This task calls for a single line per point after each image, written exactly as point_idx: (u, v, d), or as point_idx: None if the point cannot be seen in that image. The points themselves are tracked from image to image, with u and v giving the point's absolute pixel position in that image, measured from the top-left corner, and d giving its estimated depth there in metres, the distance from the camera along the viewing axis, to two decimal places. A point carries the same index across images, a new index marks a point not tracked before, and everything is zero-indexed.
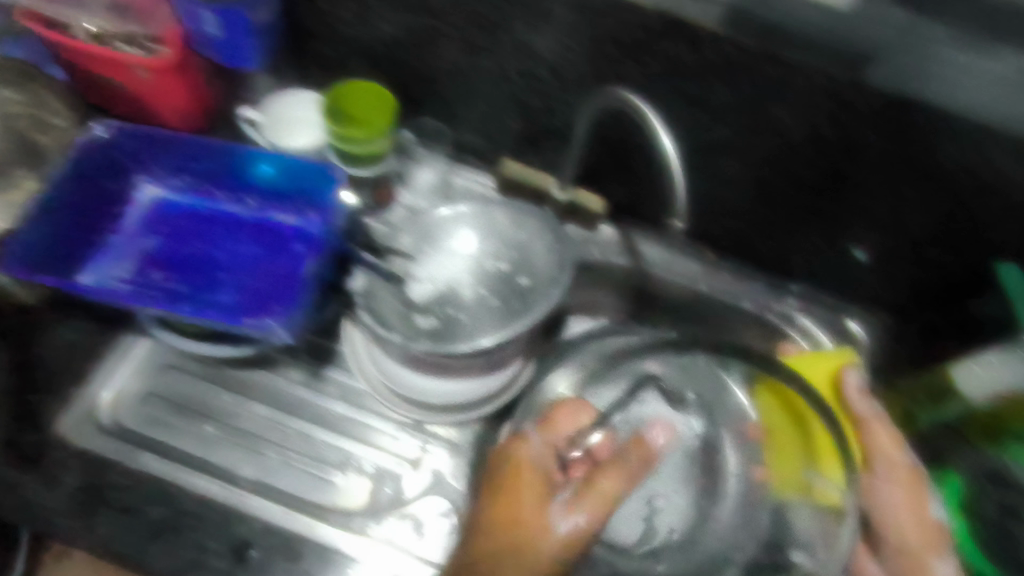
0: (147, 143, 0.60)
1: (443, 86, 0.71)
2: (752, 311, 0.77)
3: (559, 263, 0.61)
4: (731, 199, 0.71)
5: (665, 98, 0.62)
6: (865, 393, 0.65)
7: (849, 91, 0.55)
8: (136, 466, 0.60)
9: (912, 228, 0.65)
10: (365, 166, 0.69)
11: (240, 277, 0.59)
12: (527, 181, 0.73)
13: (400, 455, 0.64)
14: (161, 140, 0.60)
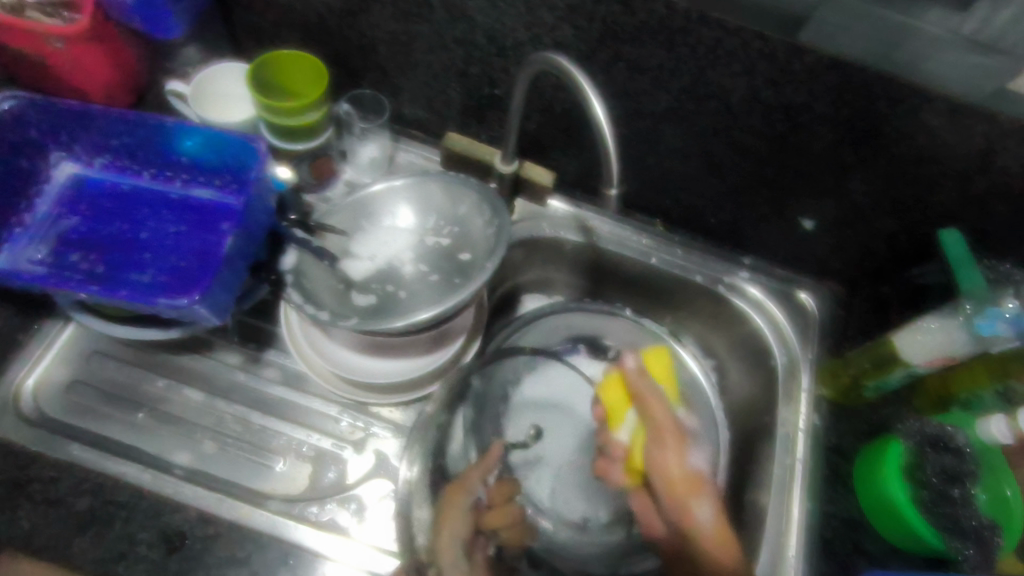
0: (59, 117, 0.56)
1: (379, 55, 0.68)
2: (704, 284, 0.76)
3: (497, 234, 0.59)
4: (677, 168, 0.70)
5: (605, 64, 0.60)
6: (639, 371, 0.62)
7: (784, 53, 0.53)
8: (65, 455, 0.57)
9: (854, 192, 0.65)
10: (299, 142, 0.67)
11: (162, 258, 0.56)
12: (470, 153, 0.71)
13: (340, 437, 0.62)
14: (71, 112, 0.56)
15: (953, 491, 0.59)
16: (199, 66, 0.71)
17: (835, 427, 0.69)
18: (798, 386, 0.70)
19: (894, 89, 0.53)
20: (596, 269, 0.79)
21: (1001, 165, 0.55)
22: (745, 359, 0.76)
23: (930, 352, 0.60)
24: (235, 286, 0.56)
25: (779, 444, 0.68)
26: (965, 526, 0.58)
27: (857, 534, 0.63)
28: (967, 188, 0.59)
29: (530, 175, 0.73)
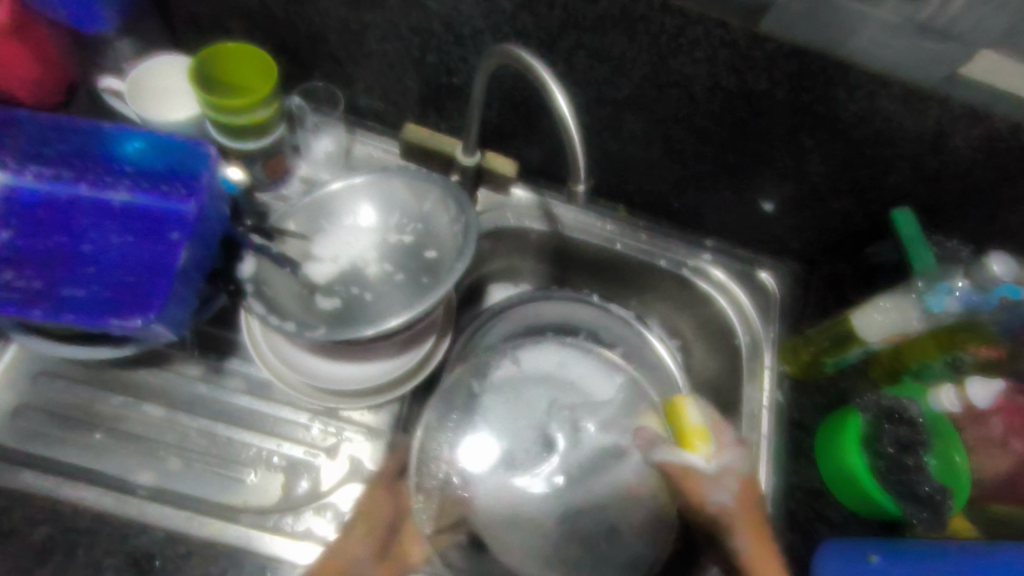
0: None
1: (328, 42, 0.65)
2: (667, 269, 0.77)
3: (463, 232, 0.58)
4: (639, 155, 0.70)
5: (565, 53, 0.59)
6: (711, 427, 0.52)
7: (745, 40, 0.54)
8: (20, 485, 0.54)
9: (812, 174, 0.66)
10: (248, 140, 0.63)
11: (106, 271, 0.53)
12: (429, 145, 0.69)
13: (311, 445, 0.61)
14: None
15: (908, 460, 0.62)
16: (133, 60, 0.66)
17: (800, 402, 0.71)
18: (762, 363, 0.72)
19: (852, 76, 0.54)
20: (562, 257, 0.79)
21: (951, 146, 0.57)
22: (709, 339, 0.77)
23: (886, 329, 0.62)
24: (189, 298, 0.54)
25: (746, 423, 0.70)
26: (920, 492, 0.60)
27: (821, 504, 0.66)
28: (919, 167, 0.61)
29: (490, 164, 0.71)
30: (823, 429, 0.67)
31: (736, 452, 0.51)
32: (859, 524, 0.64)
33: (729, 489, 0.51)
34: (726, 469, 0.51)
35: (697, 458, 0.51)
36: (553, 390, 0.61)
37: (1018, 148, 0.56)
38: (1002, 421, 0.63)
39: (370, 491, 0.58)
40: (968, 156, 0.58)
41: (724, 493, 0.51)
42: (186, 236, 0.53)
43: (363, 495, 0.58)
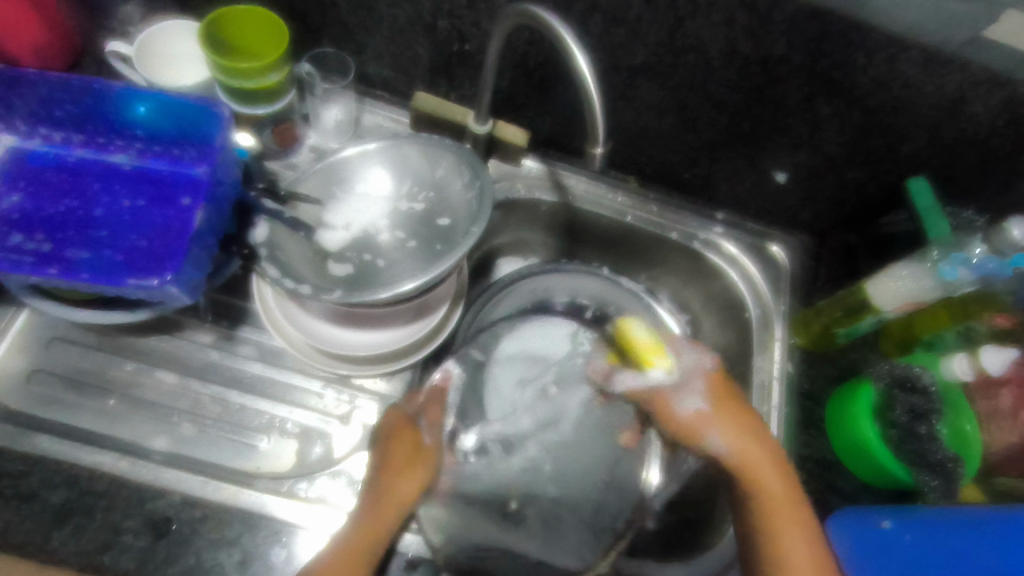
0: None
1: (338, 7, 0.64)
2: (679, 242, 0.77)
3: (475, 199, 0.58)
4: (653, 125, 0.69)
5: (581, 18, 0.58)
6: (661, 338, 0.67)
7: (763, 2, 0.53)
8: (35, 449, 0.53)
9: (826, 143, 0.65)
10: (260, 105, 0.62)
11: (116, 233, 0.52)
12: (440, 114, 0.68)
13: (325, 412, 0.61)
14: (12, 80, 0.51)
15: (920, 427, 0.62)
16: (140, 24, 0.65)
17: (810, 374, 0.71)
18: (772, 336, 0.72)
19: (871, 39, 0.53)
20: (572, 229, 0.80)
21: (969, 112, 0.57)
22: (721, 312, 0.78)
23: (902, 297, 0.62)
24: (205, 262, 0.53)
25: (757, 393, 0.70)
26: (930, 459, 0.61)
27: (830, 473, 0.66)
28: (936, 135, 0.60)
29: (501, 135, 0.70)
30: (834, 400, 0.67)
31: (691, 353, 0.65)
32: (869, 493, 0.65)
33: (697, 389, 0.63)
34: (688, 372, 0.64)
35: (658, 372, 0.65)
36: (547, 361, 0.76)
37: None
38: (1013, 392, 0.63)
39: (405, 426, 0.58)
40: (987, 122, 0.57)
41: (694, 395, 0.63)
42: (198, 199, 0.53)
43: (392, 432, 0.58)
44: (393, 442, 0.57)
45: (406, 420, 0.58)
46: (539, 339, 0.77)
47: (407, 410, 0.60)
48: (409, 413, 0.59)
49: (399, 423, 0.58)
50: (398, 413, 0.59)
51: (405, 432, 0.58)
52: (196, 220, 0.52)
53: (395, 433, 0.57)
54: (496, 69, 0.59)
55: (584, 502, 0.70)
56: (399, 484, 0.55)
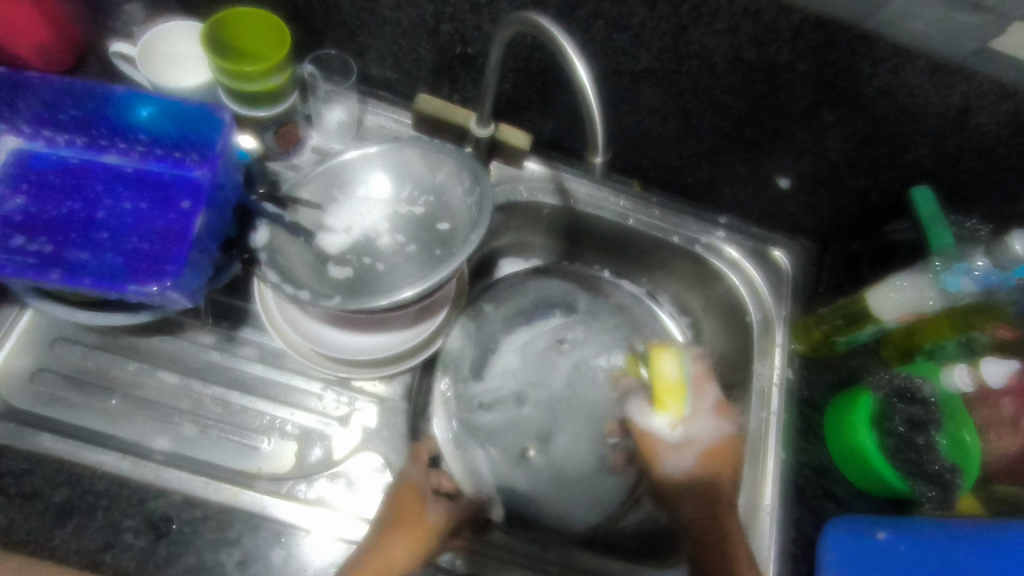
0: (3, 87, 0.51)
1: (341, 9, 0.64)
2: (681, 246, 0.76)
3: (475, 205, 0.58)
4: (656, 129, 0.69)
5: (583, 23, 0.58)
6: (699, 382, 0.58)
7: (768, 10, 0.52)
8: (38, 447, 0.54)
9: (830, 150, 0.65)
10: (262, 108, 0.62)
11: (118, 237, 0.53)
12: (443, 116, 0.68)
13: (324, 414, 0.61)
14: (16, 85, 0.51)
15: (918, 439, 0.62)
16: (144, 24, 0.65)
17: (810, 380, 0.71)
18: (773, 342, 0.73)
19: (876, 48, 0.53)
20: (574, 232, 0.79)
21: (975, 122, 0.56)
22: (722, 316, 0.78)
23: (901, 308, 0.62)
24: (207, 267, 0.53)
25: (756, 399, 0.70)
26: (929, 470, 0.61)
27: (828, 481, 0.66)
28: (941, 145, 0.60)
29: (505, 138, 0.70)
30: (832, 409, 0.67)
31: (705, 420, 0.57)
32: (866, 501, 0.65)
33: (690, 455, 0.58)
34: (693, 438, 0.58)
35: (665, 419, 0.57)
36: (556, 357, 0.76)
37: None
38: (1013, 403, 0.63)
39: (411, 487, 0.57)
40: (992, 133, 0.57)
41: (682, 464, 0.58)
42: (198, 204, 0.53)
43: (400, 493, 0.57)
44: (394, 500, 0.56)
45: (413, 483, 0.58)
46: (535, 334, 0.78)
47: (417, 474, 0.59)
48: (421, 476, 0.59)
49: (406, 486, 0.57)
50: (410, 476, 0.58)
51: (412, 494, 0.56)
52: (197, 225, 0.52)
53: (401, 493, 0.57)
54: (497, 74, 0.59)
55: (586, 486, 0.71)
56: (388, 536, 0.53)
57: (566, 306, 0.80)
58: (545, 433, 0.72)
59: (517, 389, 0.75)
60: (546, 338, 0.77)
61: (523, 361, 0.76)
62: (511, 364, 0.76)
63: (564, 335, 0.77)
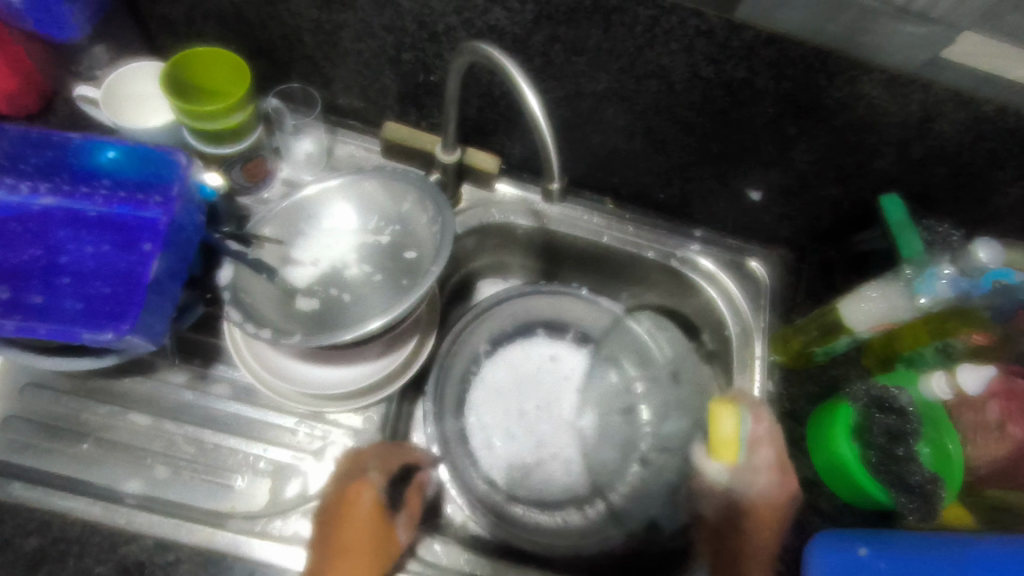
0: None
1: (304, 44, 0.65)
2: (656, 260, 0.76)
3: (438, 233, 0.58)
4: (623, 147, 0.69)
5: (541, 47, 0.58)
6: None
7: (721, 30, 0.52)
8: (6, 496, 0.54)
9: (797, 161, 0.65)
10: (227, 145, 0.63)
11: (84, 282, 0.53)
12: (411, 143, 0.69)
13: (299, 448, 0.61)
14: None
15: (897, 449, 0.61)
16: (108, 67, 0.66)
17: (792, 392, 0.71)
18: (751, 354, 0.72)
19: (831, 62, 0.53)
20: (550, 252, 0.79)
21: (937, 130, 0.56)
22: (703, 329, 0.77)
23: (873, 319, 0.61)
24: (167, 309, 0.53)
25: (738, 412, 0.70)
26: (909, 481, 0.60)
27: (812, 494, 0.66)
28: (906, 153, 0.60)
29: (472, 161, 0.71)
30: (812, 420, 0.67)
31: None
32: (852, 514, 0.64)
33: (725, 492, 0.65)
34: None
35: None
36: (539, 378, 0.77)
37: (1007, 132, 0.55)
38: (998, 406, 0.62)
39: (364, 518, 0.54)
40: (955, 139, 0.57)
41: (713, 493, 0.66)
42: (157, 248, 0.53)
43: (350, 513, 0.55)
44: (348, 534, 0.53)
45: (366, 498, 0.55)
46: (525, 358, 0.79)
47: (372, 504, 0.55)
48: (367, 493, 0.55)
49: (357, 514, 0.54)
50: (362, 502, 0.55)
51: (361, 523, 0.54)
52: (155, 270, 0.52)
53: (348, 514, 0.54)
54: (458, 101, 0.59)
55: None
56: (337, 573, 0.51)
57: (543, 326, 0.81)
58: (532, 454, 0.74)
59: (503, 410, 0.75)
60: (536, 362, 0.79)
61: (515, 386, 0.77)
62: (504, 388, 0.77)
63: (554, 358, 0.79)
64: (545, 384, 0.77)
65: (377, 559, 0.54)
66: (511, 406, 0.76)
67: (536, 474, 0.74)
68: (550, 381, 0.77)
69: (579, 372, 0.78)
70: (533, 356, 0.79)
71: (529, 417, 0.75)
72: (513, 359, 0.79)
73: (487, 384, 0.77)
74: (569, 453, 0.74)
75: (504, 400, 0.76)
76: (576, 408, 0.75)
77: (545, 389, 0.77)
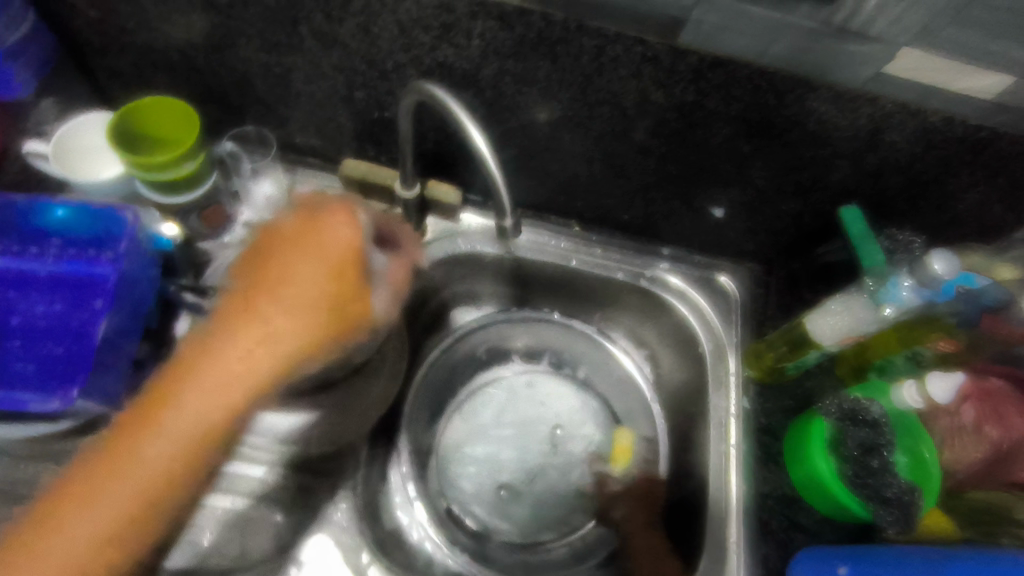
0: None
1: (256, 87, 0.64)
2: (626, 281, 0.76)
3: (399, 273, 0.58)
4: (583, 172, 0.69)
5: (491, 80, 0.58)
6: None
7: (666, 56, 0.52)
8: None
9: (755, 178, 0.65)
10: (182, 193, 0.62)
11: (35, 346, 0.51)
12: (370, 180, 0.68)
13: None
14: None
15: (871, 461, 0.61)
16: (58, 119, 0.65)
17: (767, 407, 0.70)
18: (727, 370, 0.72)
19: (777, 82, 0.53)
20: (519, 278, 0.79)
21: (888, 142, 0.57)
22: (676, 347, 0.77)
23: (842, 332, 0.61)
24: (123, 364, 0.54)
25: (714, 431, 0.69)
26: (885, 494, 0.59)
27: (793, 511, 0.65)
28: (860, 166, 0.60)
29: (433, 195, 0.71)
30: (789, 435, 0.67)
31: None
32: (834, 529, 0.63)
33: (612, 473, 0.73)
34: None
35: None
36: (510, 406, 0.78)
37: (956, 140, 0.55)
38: (973, 408, 0.63)
39: (301, 291, 0.51)
40: (907, 150, 0.57)
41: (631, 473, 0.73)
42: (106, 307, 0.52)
43: (304, 236, 0.53)
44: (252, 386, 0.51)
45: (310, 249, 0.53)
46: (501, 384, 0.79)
47: (305, 284, 0.51)
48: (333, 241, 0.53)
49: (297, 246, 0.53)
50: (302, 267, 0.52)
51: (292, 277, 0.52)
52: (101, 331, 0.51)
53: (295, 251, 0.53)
54: (412, 138, 0.59)
55: None
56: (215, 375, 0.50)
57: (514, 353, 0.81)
58: (508, 483, 0.73)
59: (475, 441, 0.75)
60: (512, 387, 0.79)
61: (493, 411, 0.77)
62: (482, 414, 0.77)
63: (531, 381, 0.80)
64: (523, 408, 0.78)
65: (309, 313, 0.51)
66: (489, 432, 0.76)
67: (518, 495, 0.73)
68: (527, 405, 0.78)
69: (547, 396, 0.79)
70: (500, 383, 0.79)
71: (502, 445, 0.75)
72: (490, 386, 0.79)
73: (457, 414, 0.77)
74: (550, 472, 0.74)
75: (474, 430, 0.76)
76: (547, 432, 0.76)
77: (523, 413, 0.77)
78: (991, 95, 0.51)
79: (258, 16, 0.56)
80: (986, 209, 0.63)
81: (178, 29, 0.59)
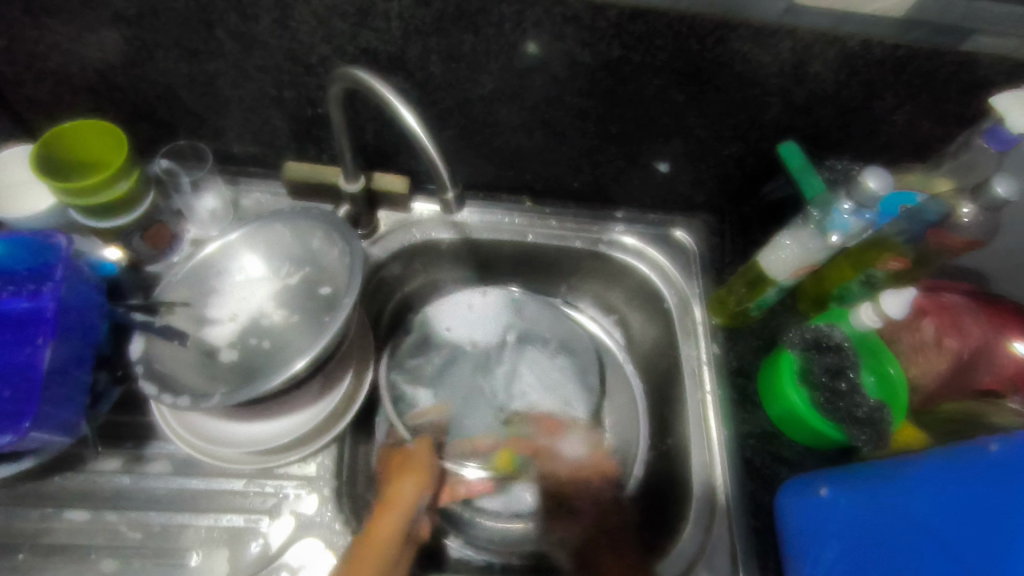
0: None
1: (183, 100, 0.63)
2: (584, 247, 0.76)
3: (349, 261, 0.56)
4: (525, 143, 0.69)
5: (418, 60, 0.58)
6: None
7: (585, 13, 0.53)
8: None
9: (693, 127, 0.66)
10: (119, 216, 0.62)
11: None
12: (314, 179, 0.68)
13: (251, 509, 0.58)
14: None
15: (840, 384, 0.62)
16: None
17: (738, 350, 0.71)
18: (693, 320, 0.73)
19: (698, 25, 0.53)
20: (481, 259, 0.79)
21: (813, 73, 0.58)
22: (643, 304, 0.78)
23: (793, 265, 0.62)
24: (80, 398, 0.52)
25: (689, 379, 0.70)
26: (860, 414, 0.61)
27: (776, 446, 0.65)
28: (790, 100, 0.61)
29: (381, 186, 0.71)
30: (760, 372, 0.68)
31: None
32: (815, 455, 0.64)
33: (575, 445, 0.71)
34: None
35: None
36: (477, 355, 0.77)
37: (876, 63, 0.57)
38: (932, 324, 0.66)
39: None
40: (831, 79, 0.58)
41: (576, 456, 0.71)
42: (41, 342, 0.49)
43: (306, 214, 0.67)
44: (271, 346, 0.59)
45: (420, 472, 0.62)
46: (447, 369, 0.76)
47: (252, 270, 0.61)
48: (422, 475, 0.62)
49: (414, 463, 0.63)
50: (404, 498, 0.59)
51: (397, 520, 0.57)
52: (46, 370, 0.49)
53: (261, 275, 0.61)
54: (347, 129, 0.59)
55: None
56: (227, 350, 0.57)
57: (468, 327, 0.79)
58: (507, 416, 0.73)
59: (457, 393, 0.74)
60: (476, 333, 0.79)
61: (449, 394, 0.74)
62: (456, 387, 0.75)
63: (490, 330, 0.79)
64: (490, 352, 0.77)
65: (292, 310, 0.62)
66: (474, 390, 0.75)
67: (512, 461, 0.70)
68: (496, 355, 0.77)
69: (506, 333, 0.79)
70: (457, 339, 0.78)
71: (482, 386, 0.75)
72: (446, 356, 0.77)
73: (425, 380, 0.75)
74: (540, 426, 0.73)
75: (451, 388, 0.75)
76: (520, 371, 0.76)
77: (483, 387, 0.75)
78: (900, 12, 0.53)
79: (170, 24, 0.55)
80: (915, 128, 0.65)
81: (91, 48, 0.57)
